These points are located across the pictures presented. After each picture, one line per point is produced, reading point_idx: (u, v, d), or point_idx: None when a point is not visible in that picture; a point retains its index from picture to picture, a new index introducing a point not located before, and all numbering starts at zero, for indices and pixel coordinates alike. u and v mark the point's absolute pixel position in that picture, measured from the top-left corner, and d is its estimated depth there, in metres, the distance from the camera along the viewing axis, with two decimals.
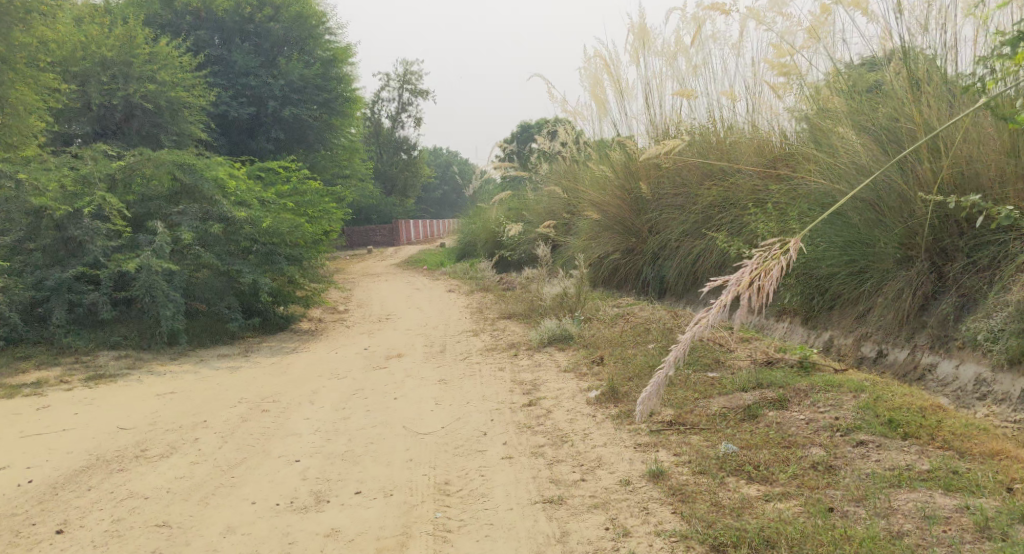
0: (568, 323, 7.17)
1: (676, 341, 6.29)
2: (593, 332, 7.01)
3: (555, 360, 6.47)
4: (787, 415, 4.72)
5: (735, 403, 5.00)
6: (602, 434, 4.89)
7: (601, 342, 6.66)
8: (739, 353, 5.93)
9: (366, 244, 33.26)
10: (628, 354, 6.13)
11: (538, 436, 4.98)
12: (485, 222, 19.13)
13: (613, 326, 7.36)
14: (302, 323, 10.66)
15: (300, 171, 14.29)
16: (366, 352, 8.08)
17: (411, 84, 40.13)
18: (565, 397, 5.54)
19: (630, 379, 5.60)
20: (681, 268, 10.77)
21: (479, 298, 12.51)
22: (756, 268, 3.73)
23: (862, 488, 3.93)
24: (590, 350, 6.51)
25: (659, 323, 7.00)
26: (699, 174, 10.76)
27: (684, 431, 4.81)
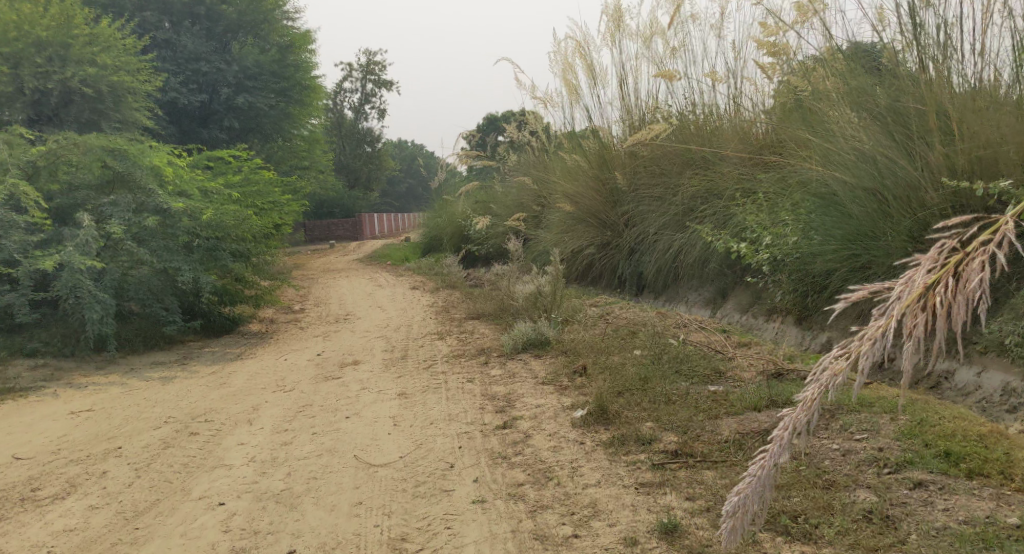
0: (544, 325, 6.42)
1: (668, 348, 5.57)
2: (572, 337, 6.28)
3: (530, 369, 5.73)
4: (818, 447, 4.31)
5: (749, 426, 4.24)
6: (593, 469, 4.14)
7: (582, 347, 5.93)
8: (742, 361, 5.25)
9: (328, 239, 32.26)
10: (616, 363, 5.41)
11: (517, 471, 4.22)
12: (452, 215, 18.33)
13: (592, 330, 6.64)
14: (251, 325, 9.79)
15: (252, 160, 13.40)
16: (317, 359, 7.28)
17: (374, 74, 39.11)
18: (545, 417, 4.79)
19: (620, 394, 4.90)
20: (660, 264, 10.12)
21: (445, 296, 11.74)
22: (938, 274, 2.45)
23: (936, 545, 3.48)
24: (569, 357, 5.78)
25: (646, 327, 6.28)
26: (679, 161, 10.13)
27: (694, 464, 4.01)
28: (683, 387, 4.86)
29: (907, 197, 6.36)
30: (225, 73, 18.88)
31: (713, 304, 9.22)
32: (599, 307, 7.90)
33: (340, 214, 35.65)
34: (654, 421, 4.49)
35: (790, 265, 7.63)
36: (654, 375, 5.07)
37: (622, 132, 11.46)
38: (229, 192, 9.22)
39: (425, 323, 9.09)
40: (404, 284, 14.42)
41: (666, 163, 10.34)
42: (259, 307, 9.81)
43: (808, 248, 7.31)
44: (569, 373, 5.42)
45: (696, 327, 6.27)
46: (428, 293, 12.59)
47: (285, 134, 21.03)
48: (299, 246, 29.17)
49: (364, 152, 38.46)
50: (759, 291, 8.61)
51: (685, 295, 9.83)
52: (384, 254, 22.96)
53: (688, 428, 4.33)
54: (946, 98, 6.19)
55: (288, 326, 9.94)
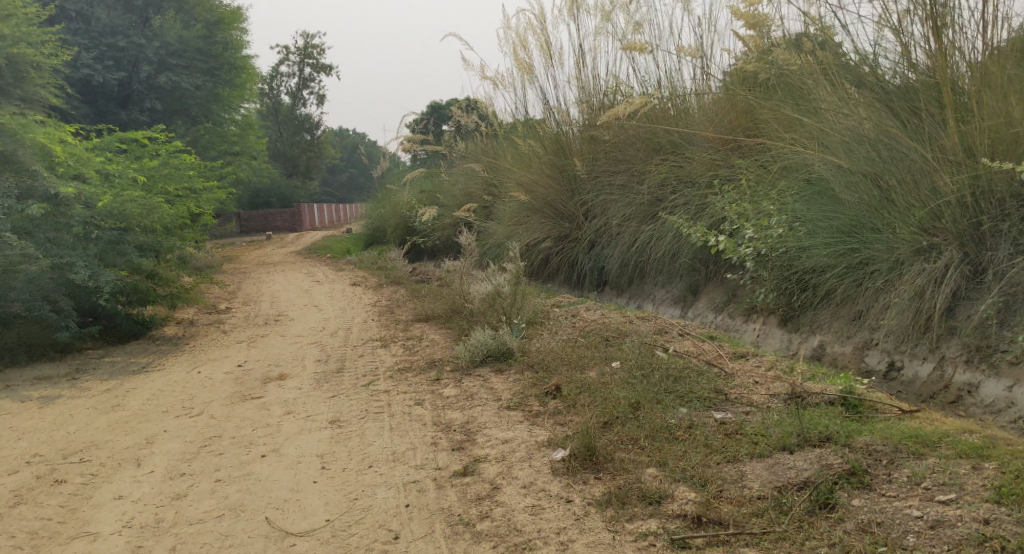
0: (506, 333, 5.52)
1: (655, 362, 4.73)
2: (539, 349, 5.39)
3: (491, 390, 4.83)
4: (882, 506, 3.29)
5: (784, 476, 3.52)
6: (589, 546, 3.30)
7: (553, 362, 5.05)
8: (747, 381, 4.46)
9: (264, 230, 30.75)
10: (598, 384, 4.55)
11: (485, 548, 3.34)
12: (395, 205, 17.25)
13: (560, 338, 5.76)
14: (167, 330, 8.68)
15: (172, 143, 12.22)
16: (237, 372, 6.25)
17: (312, 58, 37.51)
18: (517, 461, 3.92)
19: (608, 424, 4.15)
20: (624, 258, 9.35)
21: (388, 294, 10.75)
22: None
23: None
24: (538, 375, 4.90)
25: (624, 339, 5.42)
26: (644, 141, 9.32)
27: (732, 541, 3.26)
28: (685, 416, 4.09)
29: (915, 182, 5.55)
30: (145, 49, 17.50)
31: (683, 302, 8.46)
32: (562, 311, 7.05)
33: (277, 204, 34.11)
34: (658, 467, 3.73)
35: (773, 258, 6.80)
36: (645, 400, 4.25)
37: (581, 115, 10.59)
38: (139, 177, 8.08)
39: (365, 326, 8.10)
40: (343, 280, 13.37)
41: (630, 149, 9.52)
42: (175, 308, 8.71)
43: (796, 240, 6.50)
44: (541, 396, 4.56)
45: (681, 336, 5.47)
46: (369, 289, 11.59)
47: (214, 118, 19.66)
48: (233, 238, 27.71)
49: (303, 139, 36.85)
50: (735, 288, 7.86)
51: (652, 292, 9.05)
52: (324, 247, 21.72)
53: (706, 481, 3.57)
54: (957, 69, 5.39)
55: (209, 330, 8.84)
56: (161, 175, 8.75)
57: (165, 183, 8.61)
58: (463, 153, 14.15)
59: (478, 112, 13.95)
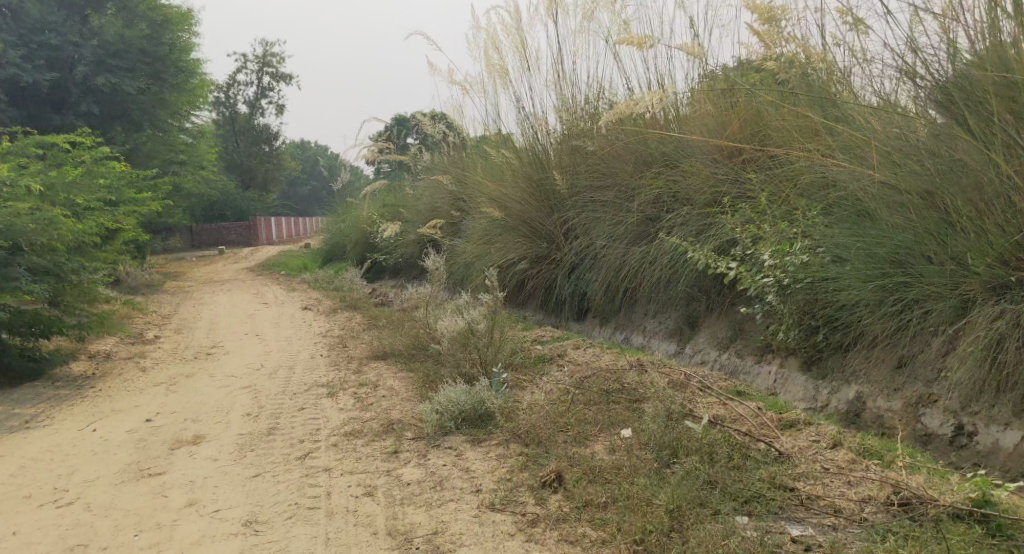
0: (485, 390, 4.41)
1: (686, 439, 3.74)
2: (526, 413, 4.26)
3: (467, 477, 3.73)
4: None
5: None
6: None
7: (552, 435, 4.01)
8: (815, 469, 3.58)
9: (217, 244, 29.20)
10: (616, 471, 3.63)
11: None
12: (355, 220, 16.03)
13: (548, 395, 4.68)
14: (75, 368, 7.43)
15: (99, 150, 10.98)
16: (141, 429, 5.06)
17: (271, 67, 36.05)
18: None
19: (666, 532, 3.20)
20: (609, 283, 8.32)
21: (341, 320, 9.58)
22: None
23: None
24: (531, 453, 3.87)
25: (632, 401, 4.35)
26: (631, 147, 8.28)
27: None
28: (755, 534, 3.15)
29: (987, 205, 4.58)
30: (81, 49, 16.16)
31: (679, 336, 7.39)
32: (543, 354, 5.96)
33: (232, 217, 32.52)
34: None
35: (791, 289, 5.68)
36: (687, 502, 3.33)
37: (560, 125, 9.54)
38: (39, 187, 6.84)
39: (313, 363, 6.88)
40: (294, 302, 12.13)
41: (615, 164, 8.48)
42: (83, 340, 7.48)
43: (824, 269, 5.43)
44: (536, 486, 3.60)
45: (698, 396, 4.39)
46: (322, 314, 10.40)
47: (159, 124, 18.28)
48: (181, 252, 26.20)
49: (261, 150, 35.25)
50: (742, 322, 6.81)
51: (641, 323, 7.97)
52: (279, 263, 20.31)
53: None
54: None
55: (128, 368, 7.58)
56: (72, 185, 7.49)
57: (75, 194, 7.35)
58: (429, 165, 12.97)
59: (446, 121, 12.83)
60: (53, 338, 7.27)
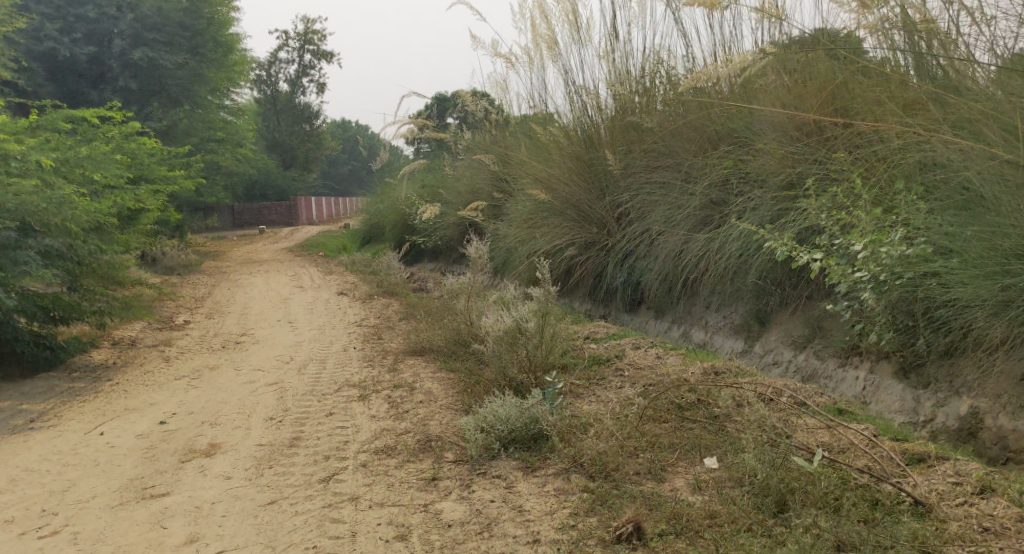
0: (537, 405, 3.83)
1: (795, 484, 3.18)
2: (586, 435, 3.67)
3: (520, 521, 3.18)
4: None
5: None
6: None
7: (623, 466, 3.46)
8: (972, 529, 2.98)
9: (257, 223, 29.00)
10: (711, 521, 3.09)
11: None
12: (394, 201, 15.49)
13: (609, 410, 4.06)
14: (95, 357, 6.99)
15: (130, 124, 10.61)
16: (151, 434, 4.55)
17: (313, 44, 35.64)
18: None
19: None
20: (666, 272, 7.60)
21: (377, 307, 9.04)
22: None
23: None
24: (599, 494, 3.28)
25: (708, 423, 3.74)
26: (694, 123, 7.59)
27: None
28: None
29: None
30: (118, 23, 15.92)
31: (747, 333, 6.67)
32: (598, 354, 5.33)
33: (273, 196, 32.28)
34: None
35: (881, 283, 4.90)
36: None
37: (612, 101, 8.83)
38: (52, 161, 6.35)
39: (345, 358, 6.33)
40: (330, 286, 11.63)
41: (675, 142, 7.78)
42: (104, 327, 7.05)
43: (927, 263, 4.66)
44: (609, 539, 3.02)
45: (793, 413, 3.77)
46: (357, 300, 9.87)
47: (197, 100, 17.90)
48: (222, 231, 26.02)
49: (302, 129, 34.73)
50: (821, 320, 6.07)
51: (702, 317, 7.26)
52: (317, 243, 19.88)
53: None
54: None
55: (151, 357, 7.13)
56: (90, 160, 7.01)
57: (93, 170, 6.87)
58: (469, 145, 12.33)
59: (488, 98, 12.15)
60: (72, 324, 6.86)
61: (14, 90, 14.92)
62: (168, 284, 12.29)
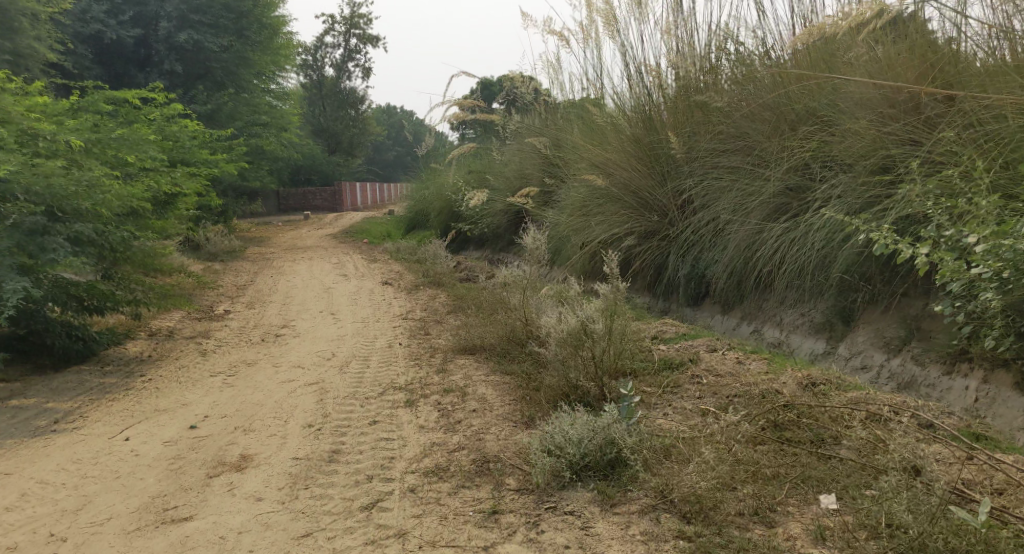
0: (614, 425, 3.45)
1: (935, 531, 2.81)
2: (676, 466, 3.30)
3: None
4: None
5: None
6: None
7: (724, 504, 3.10)
8: None
9: (303, 210, 28.87)
10: None
11: None
12: (440, 187, 15.04)
13: (689, 428, 3.63)
14: (130, 349, 6.67)
15: (172, 107, 10.33)
16: (180, 441, 4.15)
17: (359, 29, 35.34)
18: None
19: None
20: (735, 265, 6.99)
21: (424, 299, 8.59)
22: None
23: None
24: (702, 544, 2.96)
25: (806, 450, 3.35)
26: (768, 101, 6.95)
27: None
28: None
29: None
30: (163, 5, 15.91)
31: (829, 333, 6.02)
32: (668, 356, 4.80)
33: (318, 182, 32.05)
34: None
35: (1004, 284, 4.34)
36: None
37: (675, 77, 8.16)
38: (80, 141, 5.97)
39: (390, 356, 5.88)
40: (374, 275, 11.22)
41: (747, 124, 7.13)
42: (139, 318, 6.72)
43: None
44: None
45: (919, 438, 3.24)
46: (403, 290, 9.44)
47: (242, 84, 17.63)
48: (267, 217, 25.95)
49: (348, 114, 34.35)
50: (918, 319, 5.46)
51: (775, 313, 6.63)
52: (362, 230, 19.52)
53: None
54: None
55: (188, 350, 6.77)
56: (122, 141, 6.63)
57: (125, 151, 6.48)
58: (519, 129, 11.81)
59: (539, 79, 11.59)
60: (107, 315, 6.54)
61: (60, 72, 14.77)
62: (211, 271, 11.99)
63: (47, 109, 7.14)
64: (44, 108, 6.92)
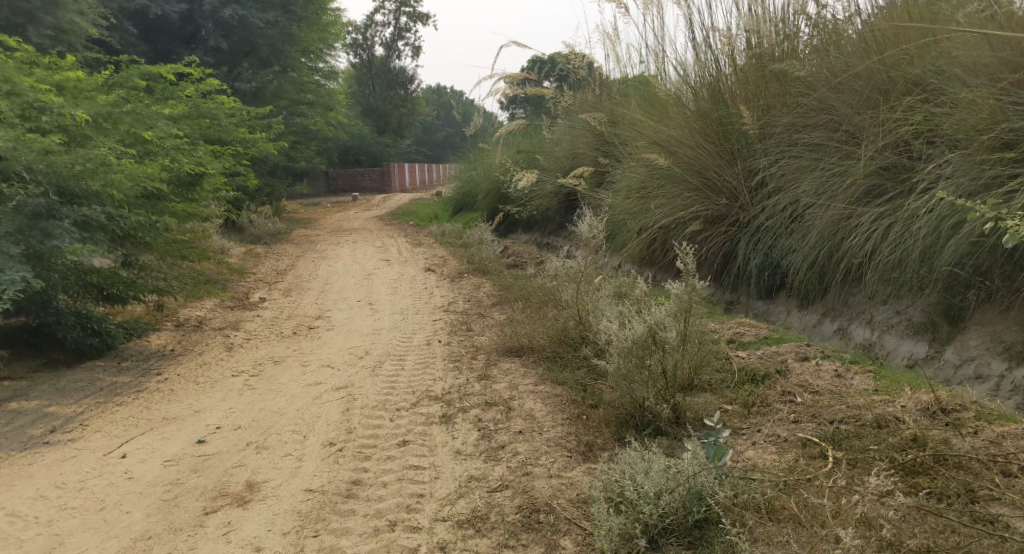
0: (702, 473, 2.92)
1: None
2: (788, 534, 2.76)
3: None
4: None
5: None
6: None
7: None
8: None
9: (351, 191, 28.38)
10: None
11: None
12: (487, 167, 14.39)
13: (782, 470, 3.07)
14: (153, 342, 6.18)
15: (209, 82, 9.85)
16: (182, 460, 3.61)
17: (409, 6, 34.74)
18: None
19: None
20: (817, 254, 6.17)
21: (469, 288, 7.97)
22: None
23: None
24: None
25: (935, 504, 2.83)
26: (858, 66, 6.06)
27: None
28: None
29: None
30: None
31: (931, 334, 5.22)
32: (748, 367, 4.11)
33: (367, 162, 31.63)
34: None
35: None
36: None
37: (746, 45, 7.24)
38: (87, 116, 5.45)
39: (428, 357, 5.29)
40: (418, 260, 10.65)
41: (832, 95, 6.25)
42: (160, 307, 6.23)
43: None
44: None
45: None
46: (447, 278, 8.84)
47: (288, 62, 17.17)
48: (315, 198, 25.64)
49: (397, 94, 33.78)
50: None
51: (863, 310, 5.81)
52: (408, 212, 19.00)
53: None
54: None
55: (215, 343, 6.26)
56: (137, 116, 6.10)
57: (143, 127, 5.96)
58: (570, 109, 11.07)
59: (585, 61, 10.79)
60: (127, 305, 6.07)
61: (105, 49, 14.47)
62: (251, 254, 11.58)
63: (67, 83, 6.66)
64: (61, 82, 6.43)
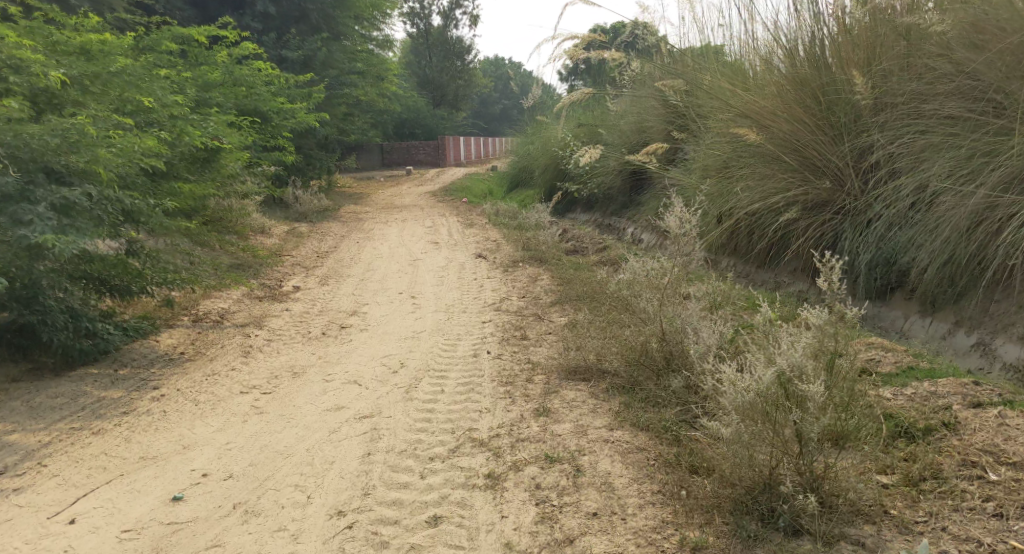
0: None
1: None
2: None
3: None
4: None
5: None
6: None
7: None
8: None
9: (405, 164, 27.61)
10: None
11: None
12: (545, 142, 13.34)
13: None
14: (162, 344, 5.25)
15: (246, 46, 9.02)
16: (144, 531, 2.95)
17: None
18: None
19: None
20: (954, 250, 4.93)
21: (525, 279, 6.99)
22: None
23: None
24: None
25: None
26: (1011, 20, 4.81)
27: None
28: None
29: None
30: None
31: None
32: (903, 412, 3.14)
33: (422, 136, 30.73)
34: None
35: None
36: None
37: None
38: (71, 78, 4.61)
39: (474, 377, 4.31)
40: (470, 244, 9.70)
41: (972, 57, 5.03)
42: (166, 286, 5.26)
43: None
44: None
45: None
46: (500, 266, 7.85)
47: (340, 29, 16.31)
48: (369, 171, 24.91)
49: (454, 66, 32.79)
50: None
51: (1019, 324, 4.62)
52: (461, 187, 18.07)
53: None
54: None
55: (232, 344, 5.34)
56: (134, 79, 5.27)
57: (140, 92, 5.16)
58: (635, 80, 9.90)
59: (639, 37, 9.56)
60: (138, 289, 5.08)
61: (149, 13, 13.80)
62: (294, 234, 10.81)
63: (95, 45, 5.73)
64: (85, 45, 5.47)
